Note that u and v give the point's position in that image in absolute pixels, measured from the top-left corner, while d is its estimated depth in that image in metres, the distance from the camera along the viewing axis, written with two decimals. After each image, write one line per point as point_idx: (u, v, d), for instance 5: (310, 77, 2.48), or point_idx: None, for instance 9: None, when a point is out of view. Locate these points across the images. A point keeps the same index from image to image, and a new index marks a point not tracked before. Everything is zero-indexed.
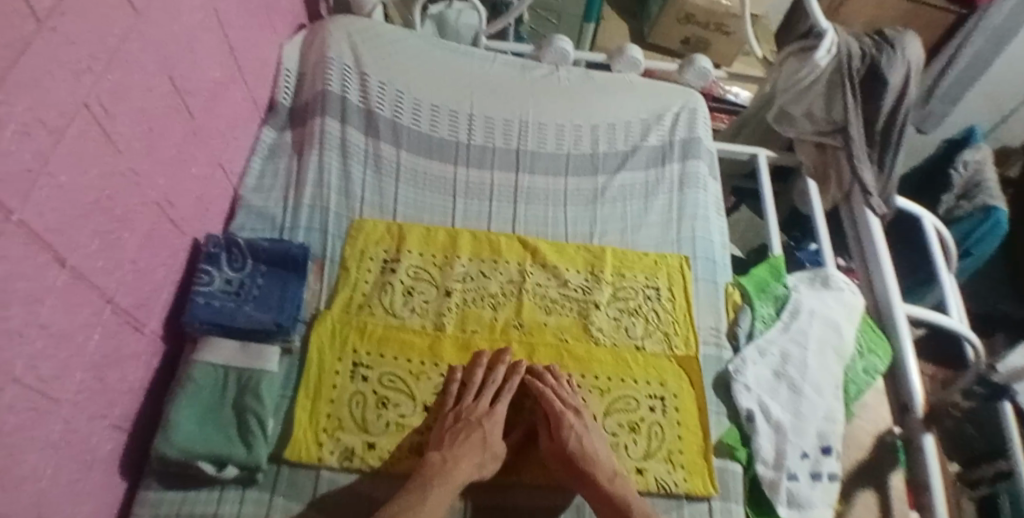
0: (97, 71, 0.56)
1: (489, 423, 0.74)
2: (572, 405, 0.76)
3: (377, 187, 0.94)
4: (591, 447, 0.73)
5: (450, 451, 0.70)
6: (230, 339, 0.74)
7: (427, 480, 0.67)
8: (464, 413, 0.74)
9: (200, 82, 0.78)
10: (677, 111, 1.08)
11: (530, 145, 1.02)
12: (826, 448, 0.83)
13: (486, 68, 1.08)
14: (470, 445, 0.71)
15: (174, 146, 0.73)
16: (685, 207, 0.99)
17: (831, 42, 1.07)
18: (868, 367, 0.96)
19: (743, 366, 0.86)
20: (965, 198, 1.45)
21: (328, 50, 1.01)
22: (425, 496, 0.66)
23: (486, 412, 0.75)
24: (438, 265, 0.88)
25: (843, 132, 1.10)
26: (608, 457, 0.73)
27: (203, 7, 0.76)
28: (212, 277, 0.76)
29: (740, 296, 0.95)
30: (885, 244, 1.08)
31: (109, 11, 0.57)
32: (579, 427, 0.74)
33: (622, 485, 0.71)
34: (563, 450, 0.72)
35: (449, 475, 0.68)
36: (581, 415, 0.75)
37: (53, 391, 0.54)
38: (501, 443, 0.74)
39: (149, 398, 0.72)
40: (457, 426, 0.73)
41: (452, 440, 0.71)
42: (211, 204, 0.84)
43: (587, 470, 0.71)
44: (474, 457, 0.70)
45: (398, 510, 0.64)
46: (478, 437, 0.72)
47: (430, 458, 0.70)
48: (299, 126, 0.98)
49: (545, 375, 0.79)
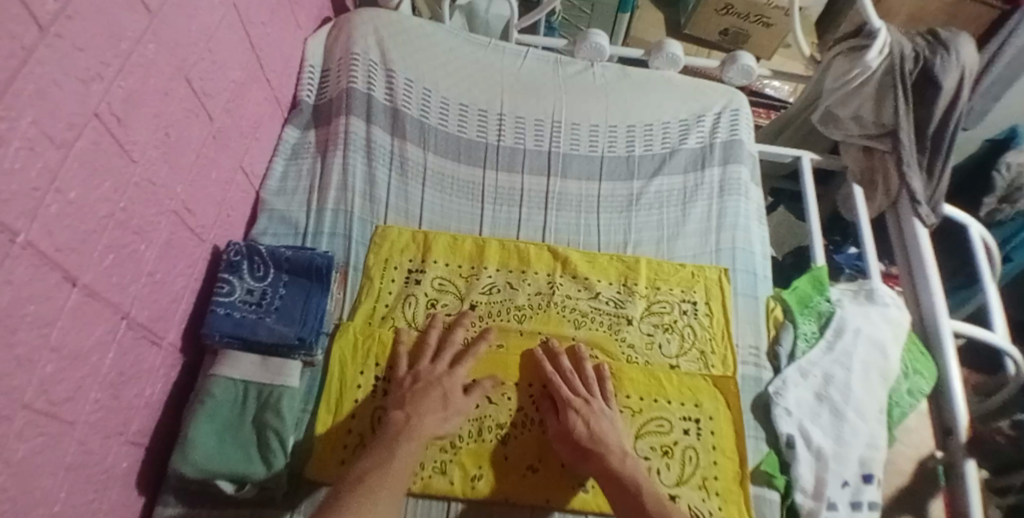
0: (107, 77, 0.53)
1: (450, 381, 0.73)
2: (584, 393, 0.74)
3: (402, 192, 0.91)
4: (599, 426, 0.71)
5: (412, 408, 0.70)
6: (251, 353, 0.73)
7: (394, 435, 0.67)
8: (422, 374, 0.74)
9: (221, 83, 0.75)
10: (718, 112, 1.02)
11: (563, 148, 0.98)
12: (867, 476, 0.77)
13: (518, 64, 1.03)
14: (433, 403, 0.71)
15: (193, 151, 0.71)
16: (725, 216, 0.94)
17: (884, 42, 0.99)
18: (912, 389, 0.89)
19: (784, 388, 0.82)
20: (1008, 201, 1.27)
21: (353, 46, 0.97)
22: (394, 448, 0.66)
23: (444, 372, 0.75)
24: (463, 276, 0.85)
25: (893, 135, 1.03)
26: (617, 438, 0.71)
27: (222, 4, 0.72)
28: (233, 287, 0.74)
29: (781, 311, 0.91)
30: (932, 252, 1.00)
31: (122, 15, 0.55)
32: (586, 412, 0.72)
33: (632, 466, 0.69)
34: (570, 433, 0.71)
35: (413, 431, 0.68)
36: (591, 402, 0.74)
37: (68, 414, 0.55)
38: (464, 399, 0.73)
39: (166, 411, 0.73)
40: (417, 385, 0.73)
41: (415, 399, 0.71)
42: (232, 209, 0.82)
43: (597, 450, 0.69)
44: (436, 412, 0.70)
45: (369, 466, 0.64)
46: (437, 394, 0.72)
47: (393, 417, 0.69)
48: (323, 125, 0.95)
49: (560, 355, 0.78)
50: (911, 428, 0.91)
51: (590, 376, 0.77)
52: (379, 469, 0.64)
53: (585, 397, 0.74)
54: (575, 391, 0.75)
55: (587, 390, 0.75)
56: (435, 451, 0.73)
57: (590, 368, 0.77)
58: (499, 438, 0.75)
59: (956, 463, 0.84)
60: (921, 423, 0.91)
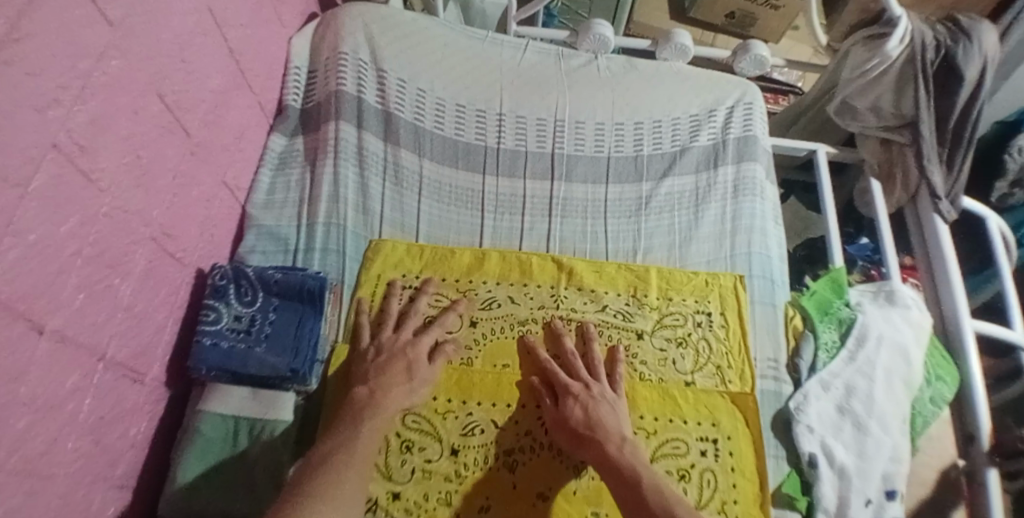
0: (66, 102, 0.48)
1: (413, 351, 0.71)
2: (584, 378, 0.73)
3: (397, 203, 0.85)
4: (597, 413, 0.69)
5: (376, 383, 0.67)
6: (242, 386, 0.69)
7: (357, 412, 0.64)
8: (386, 345, 0.72)
9: (198, 94, 0.70)
10: (731, 104, 0.97)
11: (567, 148, 0.92)
12: (890, 492, 0.74)
13: (517, 59, 0.97)
14: (397, 376, 0.68)
15: (170, 171, 0.65)
16: (740, 219, 0.89)
17: (904, 30, 0.92)
18: (934, 397, 0.85)
19: (805, 402, 0.78)
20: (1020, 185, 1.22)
21: (341, 44, 0.91)
22: (359, 427, 0.63)
23: (408, 341, 0.73)
24: (461, 291, 0.80)
25: (912, 127, 0.97)
26: (618, 424, 0.68)
27: (194, 8, 0.66)
28: (220, 314, 0.69)
29: (800, 320, 0.86)
30: (953, 250, 0.96)
31: (81, 33, 0.49)
32: (585, 399, 0.70)
33: (631, 451, 0.65)
34: (567, 421, 0.69)
35: (377, 407, 0.65)
36: (591, 388, 0.72)
37: (46, 467, 0.51)
38: (429, 368, 0.71)
39: (155, 448, 0.70)
40: (380, 358, 0.70)
41: (378, 372, 0.69)
42: (217, 227, 0.77)
43: (595, 437, 0.67)
44: (401, 384, 0.68)
45: (332, 447, 0.60)
46: (400, 366, 0.70)
47: (356, 394, 0.66)
48: (312, 130, 0.89)
49: (563, 336, 0.77)
50: (934, 437, 0.85)
51: (598, 361, 0.75)
52: (345, 449, 0.60)
53: (586, 385, 0.72)
54: (577, 379, 0.73)
55: (590, 377, 0.73)
56: (441, 480, 0.69)
57: (597, 347, 0.76)
58: (506, 464, 0.71)
59: (977, 473, 0.81)
60: (942, 431, 0.86)
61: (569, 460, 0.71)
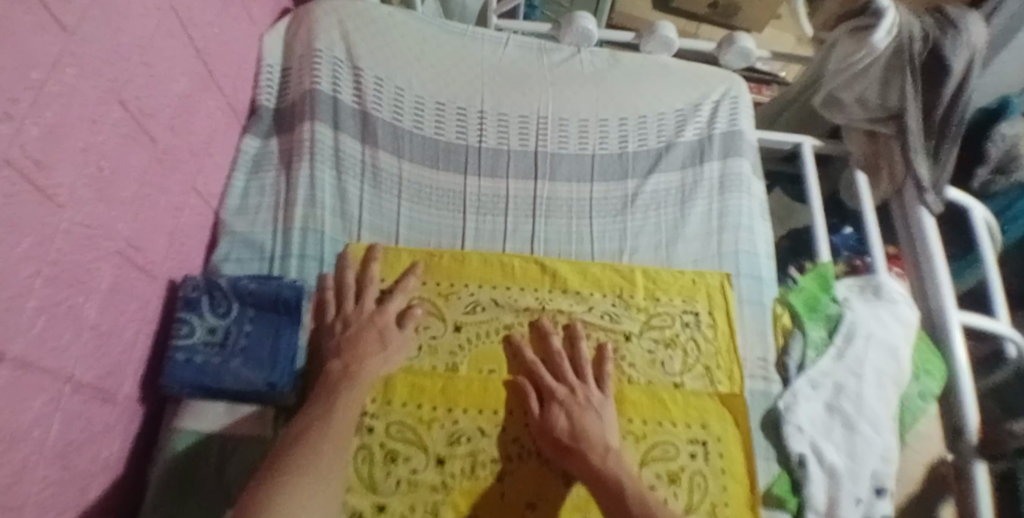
0: (19, 114, 0.44)
1: (382, 319, 0.72)
2: (571, 383, 0.72)
3: (376, 206, 0.83)
4: (582, 422, 0.68)
5: (350, 356, 0.68)
6: (218, 401, 0.67)
7: (335, 383, 0.65)
8: (351, 316, 0.72)
9: (163, 98, 0.66)
10: (717, 99, 0.95)
11: (551, 146, 0.90)
12: (879, 490, 0.74)
13: (499, 54, 0.94)
14: (370, 347, 0.69)
15: (135, 181, 0.62)
16: (726, 216, 0.87)
17: (892, 21, 0.91)
18: (922, 392, 0.85)
19: (795, 402, 0.77)
20: (1002, 172, 1.22)
21: (315, 41, 0.88)
22: (333, 402, 0.62)
23: (374, 310, 0.73)
24: (443, 296, 0.78)
25: (898, 119, 0.97)
26: (603, 432, 0.67)
27: (155, 8, 0.63)
28: (193, 327, 0.67)
29: (789, 317, 0.86)
30: (940, 244, 0.95)
31: (33, 42, 0.45)
32: (571, 405, 0.69)
33: (616, 461, 0.64)
34: (552, 429, 0.68)
35: (354, 378, 0.65)
36: (577, 393, 0.71)
37: (14, 498, 0.48)
38: (401, 335, 0.73)
39: (130, 466, 0.68)
40: (349, 330, 0.71)
41: (351, 345, 0.69)
42: (188, 237, 0.74)
43: (579, 448, 0.65)
44: (375, 354, 0.69)
45: (306, 424, 0.60)
46: (372, 335, 0.71)
47: (331, 368, 0.66)
48: (287, 131, 0.86)
49: (550, 335, 0.76)
50: (923, 433, 0.85)
51: (585, 360, 0.74)
52: (321, 424, 0.59)
53: (571, 390, 0.71)
54: (562, 384, 0.72)
55: (578, 380, 0.72)
56: (427, 491, 0.67)
57: (584, 347, 0.75)
58: (494, 474, 0.68)
59: (965, 466, 0.81)
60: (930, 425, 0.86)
61: (557, 467, 0.70)
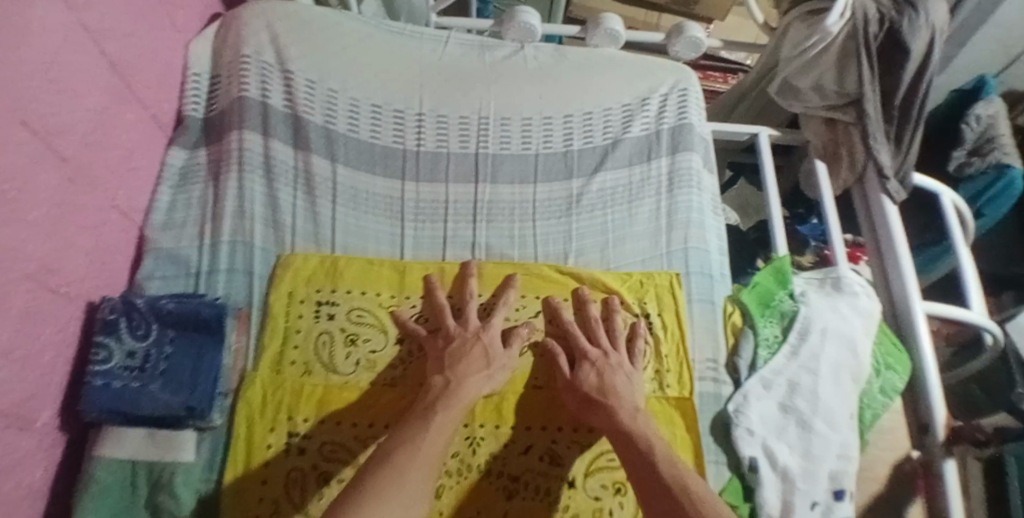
0: None
1: (488, 336, 0.70)
2: (603, 344, 0.72)
3: (310, 215, 0.80)
4: (610, 379, 0.68)
5: (454, 372, 0.66)
6: (137, 427, 0.65)
7: (432, 403, 0.63)
8: (457, 332, 0.71)
9: (77, 115, 0.63)
10: (666, 92, 0.92)
11: (492, 147, 0.87)
12: (838, 492, 0.71)
13: (438, 53, 0.92)
14: (473, 362, 0.68)
15: (46, 202, 0.59)
16: (676, 212, 0.84)
17: (845, 3, 0.88)
18: (885, 387, 0.81)
19: (745, 404, 0.75)
20: (978, 155, 1.17)
21: (243, 46, 0.85)
22: (427, 425, 0.59)
23: (479, 327, 0.72)
24: (384, 306, 0.75)
25: (857, 105, 0.94)
26: (631, 393, 0.68)
27: (62, 22, 0.59)
28: (111, 351, 0.64)
29: (740, 316, 0.82)
30: (903, 230, 0.92)
31: None
32: (602, 365, 0.70)
33: (643, 422, 0.65)
34: (581, 386, 0.68)
35: (455, 396, 0.63)
36: (608, 356, 0.71)
37: None
38: (506, 353, 0.70)
39: (60, 492, 0.66)
40: (453, 345, 0.70)
41: (457, 361, 0.68)
42: (108, 255, 0.71)
43: (607, 403, 0.66)
44: (479, 370, 0.67)
45: (397, 443, 0.57)
46: (478, 351, 0.69)
47: (433, 384, 0.66)
48: (215, 141, 0.83)
49: (559, 307, 0.75)
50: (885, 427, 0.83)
51: (618, 328, 0.75)
52: (411, 443, 0.57)
53: (603, 352, 0.72)
54: (595, 344, 0.73)
55: (609, 344, 0.73)
56: None
57: (619, 320, 0.75)
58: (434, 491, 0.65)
59: (934, 462, 0.77)
60: (895, 422, 0.84)
61: (499, 481, 0.67)
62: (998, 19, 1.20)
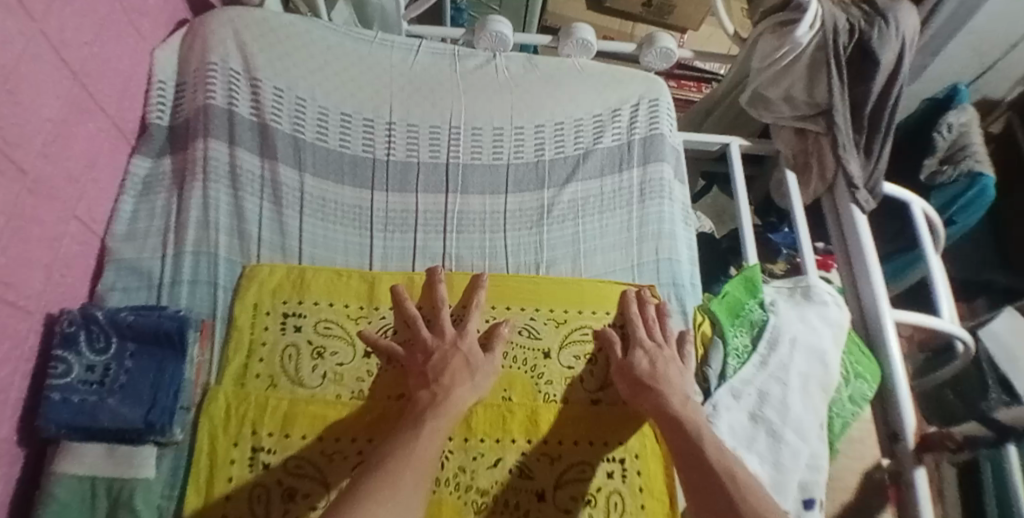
0: None
1: (466, 344, 0.70)
2: (658, 339, 0.74)
3: (277, 225, 0.79)
4: (663, 366, 0.70)
5: (438, 385, 0.65)
6: (95, 443, 0.62)
7: (420, 413, 0.62)
8: (432, 344, 0.70)
9: (37, 123, 0.60)
10: (636, 103, 0.93)
11: (463, 157, 0.87)
12: (807, 501, 0.72)
13: (410, 61, 0.91)
14: (456, 374, 0.67)
15: (4, 213, 0.55)
16: (647, 223, 0.85)
17: (815, 14, 0.89)
18: (854, 396, 0.82)
19: (715, 414, 0.74)
20: (949, 162, 1.19)
21: (210, 53, 0.83)
22: (416, 432, 0.59)
23: (455, 335, 0.71)
24: (352, 318, 0.74)
25: (827, 115, 0.95)
26: (681, 382, 0.69)
27: (21, 27, 0.56)
28: (70, 364, 0.62)
29: (709, 325, 0.82)
30: (871, 241, 0.93)
31: None
32: (654, 354, 0.71)
33: (693, 410, 0.66)
34: (633, 368, 0.70)
35: (441, 408, 0.63)
36: (663, 349, 0.73)
37: None
38: (487, 360, 0.70)
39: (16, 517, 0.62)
40: (432, 360, 0.68)
41: (438, 374, 0.67)
42: (69, 267, 0.68)
43: (657, 387, 0.67)
44: (463, 382, 0.66)
45: (389, 451, 0.57)
46: (458, 362, 0.68)
47: (419, 397, 0.65)
48: (181, 149, 0.82)
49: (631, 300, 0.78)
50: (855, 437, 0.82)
51: (669, 331, 0.76)
52: (404, 451, 0.57)
53: (657, 344, 0.73)
54: (650, 336, 0.74)
55: (662, 339, 0.74)
56: None
57: (672, 325, 0.76)
58: None
59: (905, 472, 0.78)
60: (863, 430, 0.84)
61: (468, 495, 0.65)
62: (968, 29, 1.23)
